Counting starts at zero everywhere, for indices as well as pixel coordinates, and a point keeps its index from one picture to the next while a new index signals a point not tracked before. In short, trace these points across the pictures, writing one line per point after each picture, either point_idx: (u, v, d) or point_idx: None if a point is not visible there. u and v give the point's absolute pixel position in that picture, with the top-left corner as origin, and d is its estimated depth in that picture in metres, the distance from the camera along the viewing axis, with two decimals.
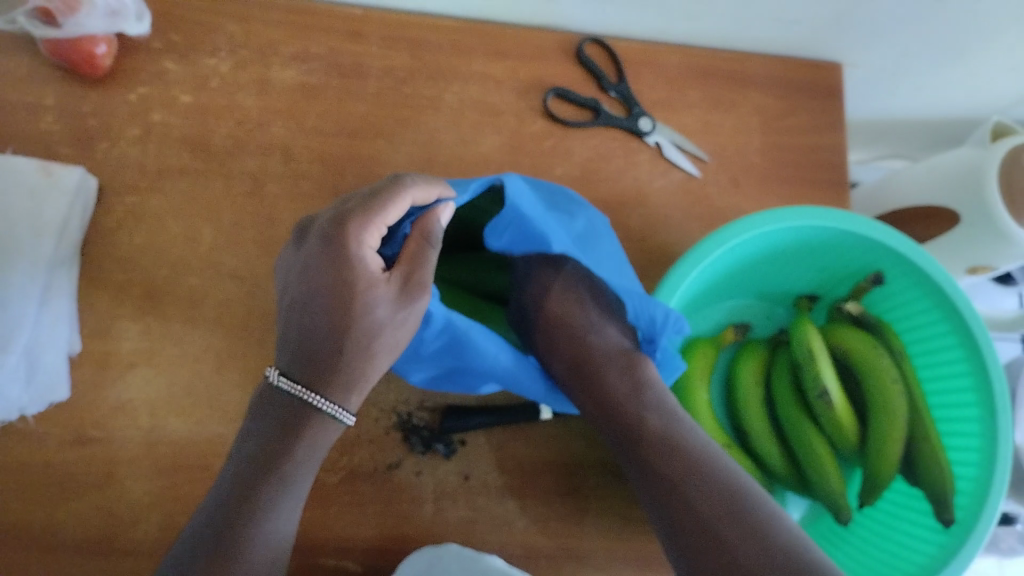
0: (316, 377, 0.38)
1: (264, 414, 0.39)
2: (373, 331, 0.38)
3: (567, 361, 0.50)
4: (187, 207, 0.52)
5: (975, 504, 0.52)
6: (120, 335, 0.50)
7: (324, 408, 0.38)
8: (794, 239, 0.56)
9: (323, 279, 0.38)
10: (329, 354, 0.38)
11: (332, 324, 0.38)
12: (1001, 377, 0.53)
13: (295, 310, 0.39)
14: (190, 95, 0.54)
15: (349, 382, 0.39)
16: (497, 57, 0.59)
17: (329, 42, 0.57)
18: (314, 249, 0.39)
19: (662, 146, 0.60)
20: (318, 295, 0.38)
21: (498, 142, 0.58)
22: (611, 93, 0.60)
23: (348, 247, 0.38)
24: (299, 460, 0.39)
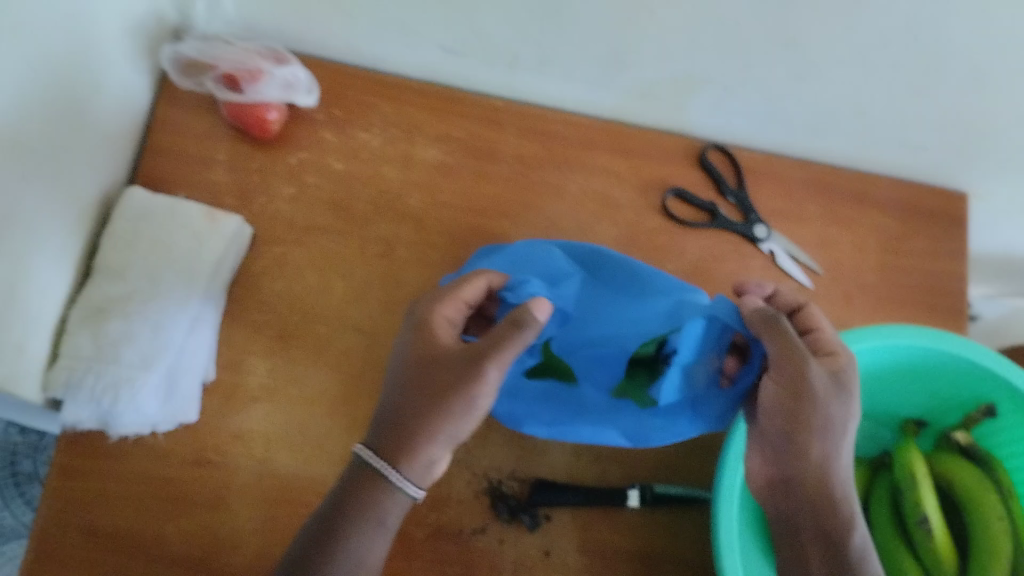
0: (387, 447, 0.42)
1: (344, 480, 0.42)
2: (436, 391, 0.42)
3: (831, 439, 0.44)
4: (326, 263, 0.57)
5: None
6: (251, 370, 0.54)
7: (389, 475, 0.41)
8: (908, 361, 0.56)
9: (407, 354, 0.44)
10: (399, 421, 0.42)
11: (412, 385, 0.42)
12: None
13: (385, 392, 0.44)
14: (341, 163, 0.60)
15: (412, 447, 0.41)
16: (623, 155, 0.62)
17: (469, 127, 0.61)
18: (401, 340, 0.46)
19: (776, 254, 0.61)
20: (402, 365, 0.44)
21: (615, 233, 0.61)
22: (730, 198, 0.62)
23: (423, 316, 0.45)
24: (356, 526, 0.41)
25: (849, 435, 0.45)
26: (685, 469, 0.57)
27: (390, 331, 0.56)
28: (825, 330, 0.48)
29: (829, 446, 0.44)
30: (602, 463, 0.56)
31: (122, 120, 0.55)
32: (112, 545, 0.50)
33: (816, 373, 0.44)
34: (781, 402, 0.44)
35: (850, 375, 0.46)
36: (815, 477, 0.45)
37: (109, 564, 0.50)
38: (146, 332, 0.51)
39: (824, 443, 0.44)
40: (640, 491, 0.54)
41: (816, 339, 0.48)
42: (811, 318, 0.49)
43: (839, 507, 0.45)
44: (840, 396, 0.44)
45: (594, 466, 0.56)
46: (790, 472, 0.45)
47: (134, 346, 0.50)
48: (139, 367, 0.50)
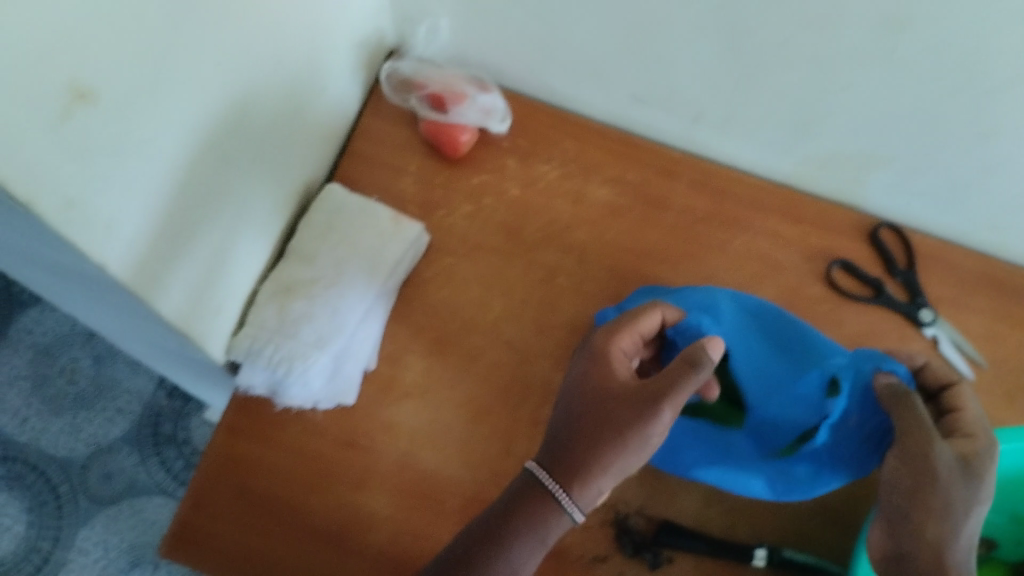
0: (559, 469, 0.42)
1: (511, 491, 0.43)
2: (613, 423, 0.42)
3: (948, 521, 0.42)
4: (491, 279, 0.60)
5: None
6: (407, 367, 0.58)
7: (557, 496, 0.42)
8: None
9: (583, 380, 0.45)
10: (570, 446, 0.43)
11: (587, 413, 0.43)
12: None
13: (559, 414, 0.45)
14: (519, 189, 0.63)
15: (581, 473, 0.42)
16: (792, 220, 0.63)
17: (645, 173, 0.64)
18: (578, 363, 0.47)
19: (939, 341, 0.60)
20: (578, 390, 0.45)
21: (773, 295, 0.62)
22: (897, 277, 0.62)
23: (597, 344, 0.46)
24: (516, 538, 0.42)
25: (971, 515, 0.42)
26: (816, 540, 0.56)
27: (542, 353, 0.59)
28: (969, 409, 0.46)
29: (947, 524, 0.42)
30: (731, 518, 0.56)
31: (332, 122, 0.61)
32: (259, 506, 0.54)
33: (938, 452, 0.43)
34: (901, 478, 0.43)
35: (986, 460, 0.43)
36: (930, 556, 0.42)
37: (255, 524, 0.53)
38: (324, 316, 0.55)
39: (940, 520, 0.42)
40: (767, 551, 0.54)
41: (959, 418, 0.46)
42: (962, 396, 0.47)
43: None
44: (965, 477, 0.42)
45: (723, 519, 0.56)
46: (904, 551, 0.43)
47: (312, 325, 0.54)
48: (314, 345, 0.54)
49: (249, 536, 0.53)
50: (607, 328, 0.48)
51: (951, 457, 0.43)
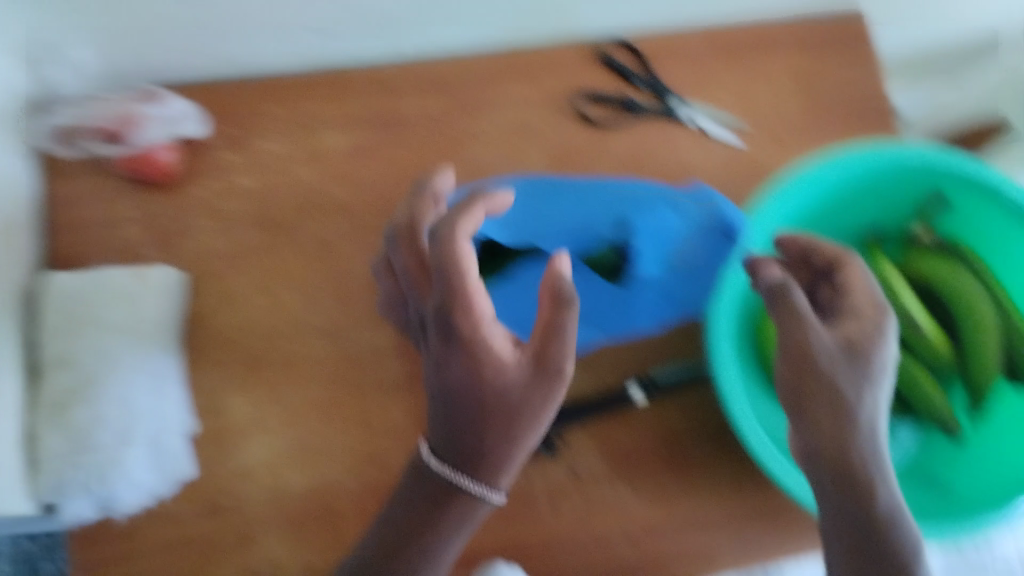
0: (460, 460, 0.39)
1: (416, 483, 0.41)
2: (509, 409, 0.38)
3: (846, 412, 0.40)
4: (269, 279, 0.55)
5: None
6: (231, 408, 0.53)
7: (472, 488, 0.39)
8: (847, 179, 0.55)
9: (456, 372, 0.39)
10: (467, 442, 0.39)
11: (478, 408, 0.39)
12: None
13: (435, 402, 0.40)
14: (251, 177, 0.57)
15: (489, 465, 0.39)
16: (526, 79, 0.61)
17: (368, 101, 0.59)
18: (434, 348, 0.39)
19: (700, 123, 0.61)
20: (451, 387, 0.39)
21: (540, 155, 0.60)
22: (642, 86, 0.61)
23: (462, 329, 0.38)
24: (442, 533, 0.41)
25: (866, 396, 0.40)
26: (675, 346, 0.57)
27: (356, 324, 0.55)
28: (852, 286, 0.45)
29: (836, 411, 0.40)
30: (597, 372, 0.55)
31: (16, 210, 0.52)
32: None
33: (821, 338, 0.41)
34: (786, 372, 0.41)
35: (869, 338, 0.42)
36: (831, 448, 0.40)
37: None
38: (114, 409, 0.49)
39: (829, 407, 0.40)
40: (641, 385, 0.54)
41: (845, 298, 0.45)
42: (851, 273, 0.45)
43: (862, 481, 0.39)
44: (851, 361, 0.41)
45: (586, 377, 0.55)
46: (809, 448, 0.41)
47: (105, 425, 0.49)
48: (121, 444, 0.49)
49: None
50: (462, 290, 0.38)
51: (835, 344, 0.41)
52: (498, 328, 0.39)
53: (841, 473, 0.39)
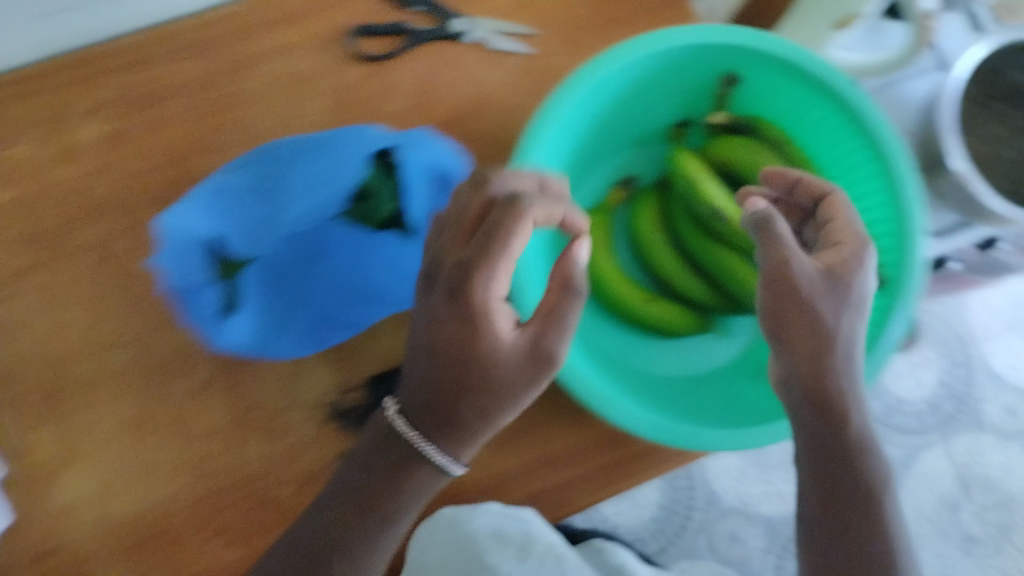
0: (429, 425, 0.39)
1: (378, 440, 0.41)
2: (486, 379, 0.39)
3: (822, 337, 0.41)
4: (48, 300, 0.51)
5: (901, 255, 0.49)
6: (36, 446, 0.50)
7: (437, 457, 0.39)
8: (624, 80, 0.53)
9: (447, 329, 0.39)
10: (448, 409, 0.39)
11: (456, 376, 0.39)
12: (885, 129, 0.49)
13: (420, 362, 0.40)
14: (4, 190, 0.52)
15: (461, 437, 0.39)
16: (288, 23, 0.55)
17: (117, 81, 0.53)
18: (439, 301, 0.40)
19: (484, 39, 0.56)
20: (434, 351, 0.39)
21: (321, 105, 0.55)
22: (416, 8, 0.56)
23: (475, 297, 0.39)
24: (398, 496, 0.40)
25: (852, 350, 0.42)
26: None
27: (153, 330, 0.52)
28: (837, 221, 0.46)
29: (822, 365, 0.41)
30: None
31: None
32: None
33: (804, 272, 0.42)
34: (772, 297, 0.42)
35: (851, 274, 0.42)
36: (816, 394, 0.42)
37: None
38: None
39: (816, 356, 0.42)
40: None
41: (829, 232, 0.45)
42: (834, 203, 0.46)
43: (835, 407, 0.42)
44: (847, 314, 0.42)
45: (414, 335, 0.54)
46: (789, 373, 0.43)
47: None
48: None
49: None
50: (474, 254, 0.39)
51: (815, 278, 0.42)
52: (502, 309, 0.40)
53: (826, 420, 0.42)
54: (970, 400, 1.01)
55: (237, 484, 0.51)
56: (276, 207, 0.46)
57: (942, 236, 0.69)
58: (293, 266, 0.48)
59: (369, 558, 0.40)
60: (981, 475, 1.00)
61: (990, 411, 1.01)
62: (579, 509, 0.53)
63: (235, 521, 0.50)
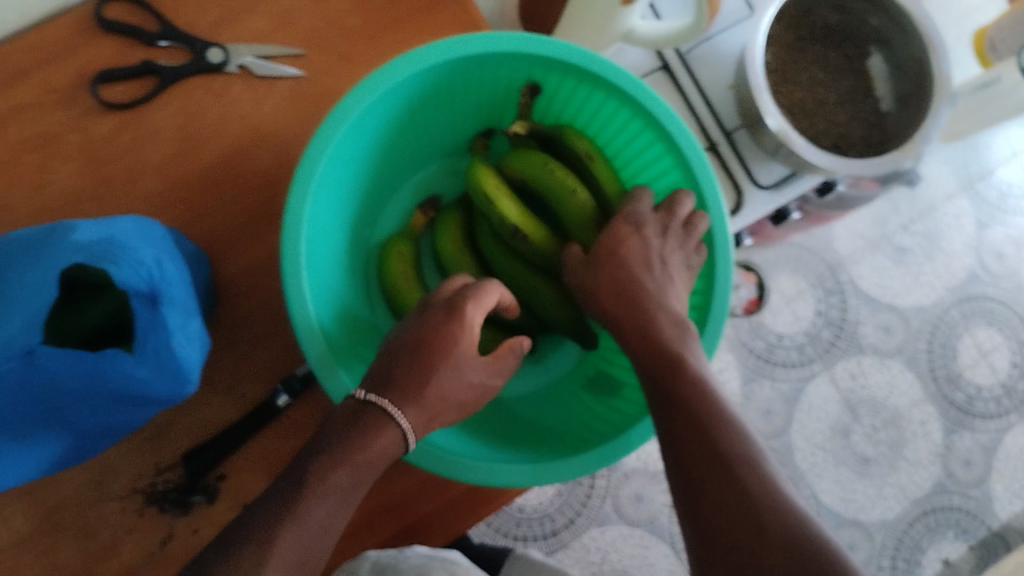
0: (399, 398, 0.42)
1: (337, 418, 0.41)
2: (456, 380, 0.44)
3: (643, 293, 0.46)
4: None
5: (709, 261, 0.49)
6: None
7: (399, 423, 0.41)
8: (401, 100, 0.49)
9: (429, 333, 0.44)
10: (414, 391, 0.42)
11: (435, 367, 0.43)
12: (682, 130, 0.47)
13: (395, 362, 0.43)
14: None
15: (422, 419, 0.42)
16: (21, 81, 0.50)
17: None
18: (432, 316, 0.44)
19: (247, 66, 0.52)
20: (426, 344, 0.43)
21: (74, 167, 0.50)
22: (162, 42, 0.51)
23: (473, 315, 0.44)
24: (359, 460, 0.39)
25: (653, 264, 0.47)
26: None
27: None
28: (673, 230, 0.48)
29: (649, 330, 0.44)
30: (234, 391, 0.50)
31: None
32: None
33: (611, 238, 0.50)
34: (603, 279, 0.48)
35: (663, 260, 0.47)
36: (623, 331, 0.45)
37: None
38: None
39: (612, 257, 0.47)
40: (287, 389, 0.49)
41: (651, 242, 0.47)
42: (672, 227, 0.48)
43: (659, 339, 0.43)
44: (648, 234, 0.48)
45: (226, 402, 0.50)
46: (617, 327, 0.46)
47: None
48: None
49: None
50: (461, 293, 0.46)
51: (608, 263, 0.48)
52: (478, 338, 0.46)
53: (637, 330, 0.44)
54: (846, 325, 1.02)
55: None
56: None
57: (778, 189, 0.66)
58: (19, 412, 0.38)
59: (313, 530, 0.36)
60: (867, 396, 1.01)
61: (868, 331, 1.02)
62: (450, 534, 0.52)
63: None
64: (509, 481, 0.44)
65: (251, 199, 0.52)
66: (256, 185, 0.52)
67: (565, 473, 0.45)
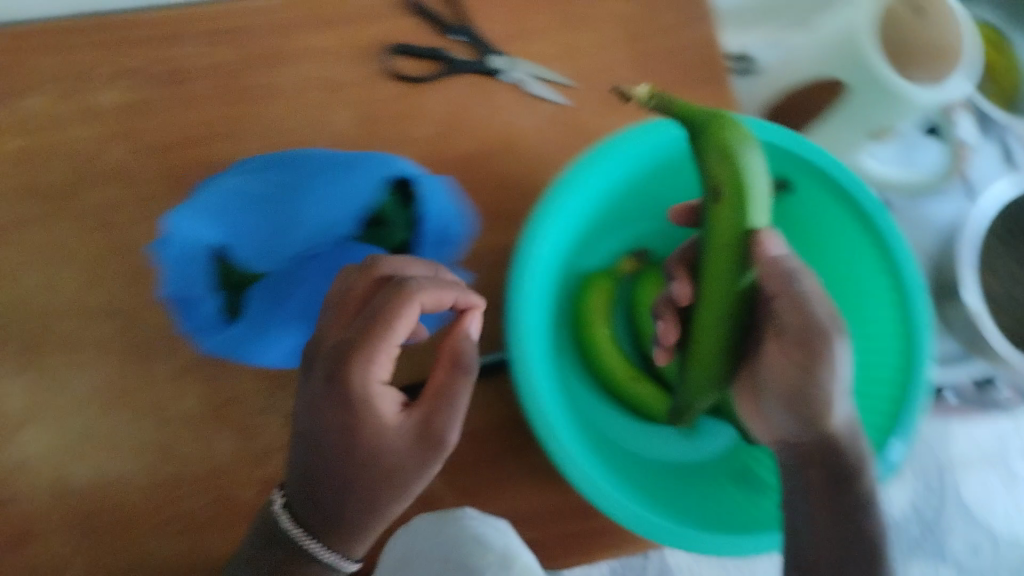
0: (318, 528, 0.41)
1: (268, 539, 0.42)
2: (381, 468, 0.40)
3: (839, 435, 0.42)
4: (40, 256, 0.52)
5: (898, 390, 0.50)
6: (6, 396, 0.51)
7: (328, 557, 0.41)
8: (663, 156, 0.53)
9: (329, 422, 0.40)
10: (332, 509, 0.40)
11: (341, 465, 0.40)
12: (909, 258, 0.51)
13: (305, 448, 0.41)
14: (16, 140, 0.52)
15: (348, 533, 0.41)
16: (327, 27, 0.55)
17: (148, 53, 0.54)
18: (313, 387, 0.41)
19: (522, 83, 0.56)
20: (324, 433, 0.40)
21: (347, 115, 0.55)
22: (456, 37, 0.56)
23: (354, 385, 0.40)
24: None
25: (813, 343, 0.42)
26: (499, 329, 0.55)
27: (146, 304, 0.52)
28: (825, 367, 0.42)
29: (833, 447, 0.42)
30: None
31: None
32: None
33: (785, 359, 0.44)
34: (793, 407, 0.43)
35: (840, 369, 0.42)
36: (810, 451, 0.43)
37: None
38: None
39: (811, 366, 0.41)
40: None
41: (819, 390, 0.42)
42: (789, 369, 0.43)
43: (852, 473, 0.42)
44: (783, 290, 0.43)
45: None
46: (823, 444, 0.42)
47: None
48: None
49: None
50: (350, 336, 0.41)
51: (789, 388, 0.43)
52: (385, 393, 0.41)
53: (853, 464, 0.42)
54: (936, 528, 0.99)
55: (196, 474, 0.51)
56: (285, 215, 0.45)
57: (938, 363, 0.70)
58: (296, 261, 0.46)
59: None
60: None
61: (955, 542, 0.99)
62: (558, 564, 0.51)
63: (187, 509, 0.50)
64: (612, 509, 0.45)
65: (487, 195, 0.55)
66: (491, 184, 0.55)
67: (672, 536, 0.45)
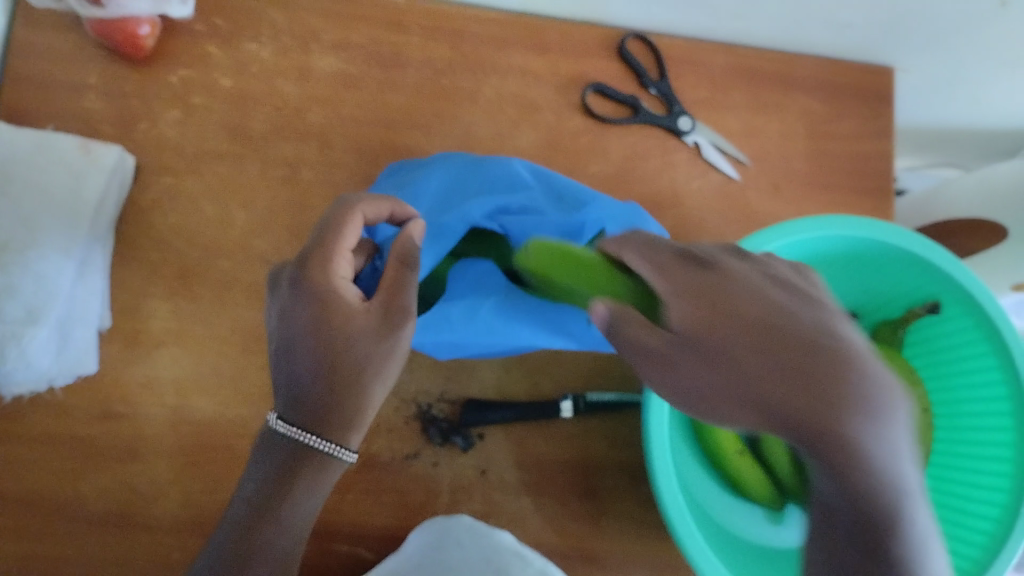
0: (308, 419, 0.38)
1: (264, 458, 0.38)
2: (356, 365, 0.37)
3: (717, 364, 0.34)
4: (221, 191, 0.53)
5: (1002, 529, 0.50)
6: (150, 314, 0.52)
7: (319, 447, 0.37)
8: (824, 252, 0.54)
9: (299, 324, 0.38)
10: (318, 392, 0.37)
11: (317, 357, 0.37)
12: None
13: (279, 356, 0.38)
14: (229, 79, 0.54)
15: (344, 421, 0.38)
16: (537, 51, 0.58)
17: (369, 31, 0.56)
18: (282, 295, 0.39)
19: (701, 147, 0.58)
20: (296, 340, 0.38)
21: (533, 137, 0.57)
22: (652, 91, 0.58)
23: (316, 284, 0.37)
24: (297, 498, 0.38)
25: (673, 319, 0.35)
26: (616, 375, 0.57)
27: None
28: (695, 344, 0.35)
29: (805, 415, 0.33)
30: (533, 377, 0.56)
31: None
32: (47, 509, 0.49)
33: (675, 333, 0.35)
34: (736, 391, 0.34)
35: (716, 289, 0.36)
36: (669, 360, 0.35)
37: (48, 531, 0.49)
38: (29, 283, 0.47)
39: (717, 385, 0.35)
40: (573, 402, 0.54)
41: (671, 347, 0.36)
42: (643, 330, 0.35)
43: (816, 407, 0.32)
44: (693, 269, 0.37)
45: (524, 383, 0.55)
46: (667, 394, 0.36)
47: (17, 298, 0.47)
48: (26, 321, 0.46)
49: (38, 542, 0.49)
50: (319, 235, 0.38)
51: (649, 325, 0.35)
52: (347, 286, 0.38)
53: (804, 427, 0.32)
54: None
55: None
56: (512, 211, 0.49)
57: None
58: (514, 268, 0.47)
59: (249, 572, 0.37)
60: None
61: None
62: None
63: None
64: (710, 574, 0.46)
65: None
66: None
67: None
